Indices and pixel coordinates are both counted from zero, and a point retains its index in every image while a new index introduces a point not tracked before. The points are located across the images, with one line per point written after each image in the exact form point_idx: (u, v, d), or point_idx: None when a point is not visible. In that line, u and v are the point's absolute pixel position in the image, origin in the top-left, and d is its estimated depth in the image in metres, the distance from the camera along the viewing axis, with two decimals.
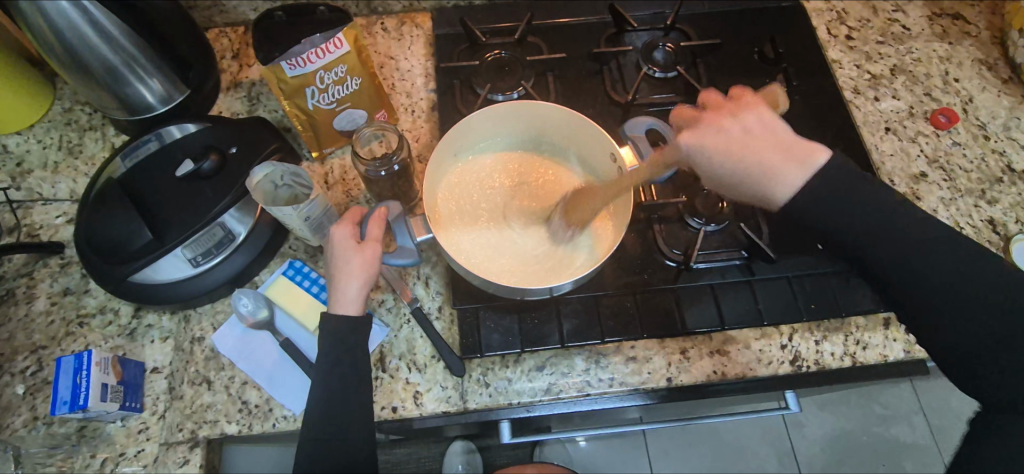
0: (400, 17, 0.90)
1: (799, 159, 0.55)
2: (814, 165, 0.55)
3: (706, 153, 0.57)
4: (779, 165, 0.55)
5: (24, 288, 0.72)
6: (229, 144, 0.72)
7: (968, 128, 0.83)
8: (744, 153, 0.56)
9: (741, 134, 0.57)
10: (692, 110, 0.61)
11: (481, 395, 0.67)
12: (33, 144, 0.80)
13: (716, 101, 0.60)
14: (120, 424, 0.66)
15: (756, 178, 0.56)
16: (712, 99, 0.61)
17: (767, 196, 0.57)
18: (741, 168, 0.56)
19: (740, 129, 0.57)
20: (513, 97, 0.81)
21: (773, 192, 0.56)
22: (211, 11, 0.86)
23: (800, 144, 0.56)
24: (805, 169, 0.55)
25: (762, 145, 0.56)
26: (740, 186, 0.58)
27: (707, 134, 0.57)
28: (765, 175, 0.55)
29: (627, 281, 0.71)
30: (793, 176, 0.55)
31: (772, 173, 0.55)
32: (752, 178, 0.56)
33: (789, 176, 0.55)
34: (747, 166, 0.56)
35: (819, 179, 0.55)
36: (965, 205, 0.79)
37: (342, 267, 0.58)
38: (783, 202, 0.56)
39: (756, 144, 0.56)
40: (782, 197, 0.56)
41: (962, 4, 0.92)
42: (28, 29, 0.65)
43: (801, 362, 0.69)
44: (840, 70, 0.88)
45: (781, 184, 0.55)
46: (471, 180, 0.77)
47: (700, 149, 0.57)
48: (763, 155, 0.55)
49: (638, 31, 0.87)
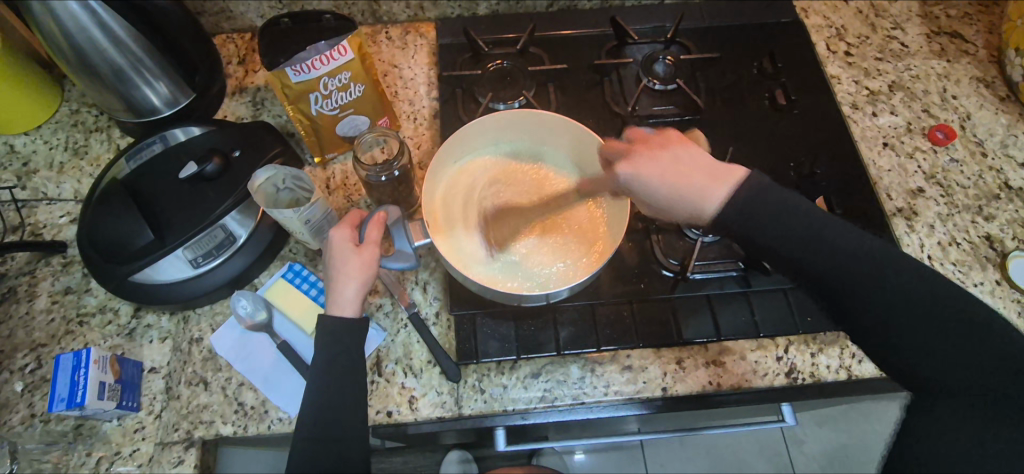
0: (405, 26, 0.91)
1: (716, 177, 0.56)
2: (735, 181, 0.56)
3: (643, 178, 0.58)
4: (704, 184, 0.56)
5: (26, 286, 0.73)
6: (233, 147, 0.73)
7: (966, 144, 0.84)
8: (678, 177, 0.56)
9: (669, 161, 0.58)
10: (622, 143, 0.63)
11: (476, 401, 0.67)
12: (40, 145, 0.81)
13: (642, 134, 0.62)
14: (116, 423, 0.66)
15: (677, 200, 0.56)
16: (640, 134, 0.62)
17: (695, 214, 0.56)
18: (666, 190, 0.57)
19: (672, 156, 0.58)
20: (515, 106, 0.81)
21: (700, 206, 0.56)
22: (219, 18, 0.87)
23: (720, 165, 0.57)
24: (724, 186, 0.55)
25: (689, 168, 0.57)
26: (673, 209, 0.57)
27: (642, 163, 0.58)
28: (689, 196, 0.56)
29: (624, 290, 0.71)
30: (717, 194, 0.55)
31: (694, 191, 0.56)
32: (677, 197, 0.56)
33: (713, 194, 0.55)
34: (673, 188, 0.56)
35: (742, 193, 0.55)
36: (962, 221, 0.79)
37: (339, 270, 0.58)
38: (712, 217, 0.56)
39: (681, 167, 0.57)
40: (712, 212, 0.55)
41: (960, 23, 0.93)
42: (39, 30, 0.67)
43: (797, 375, 0.69)
44: (838, 86, 0.89)
45: (706, 199, 0.55)
46: (470, 184, 0.77)
47: (633, 177, 0.58)
48: (688, 177, 0.56)
49: (639, 44, 0.88)
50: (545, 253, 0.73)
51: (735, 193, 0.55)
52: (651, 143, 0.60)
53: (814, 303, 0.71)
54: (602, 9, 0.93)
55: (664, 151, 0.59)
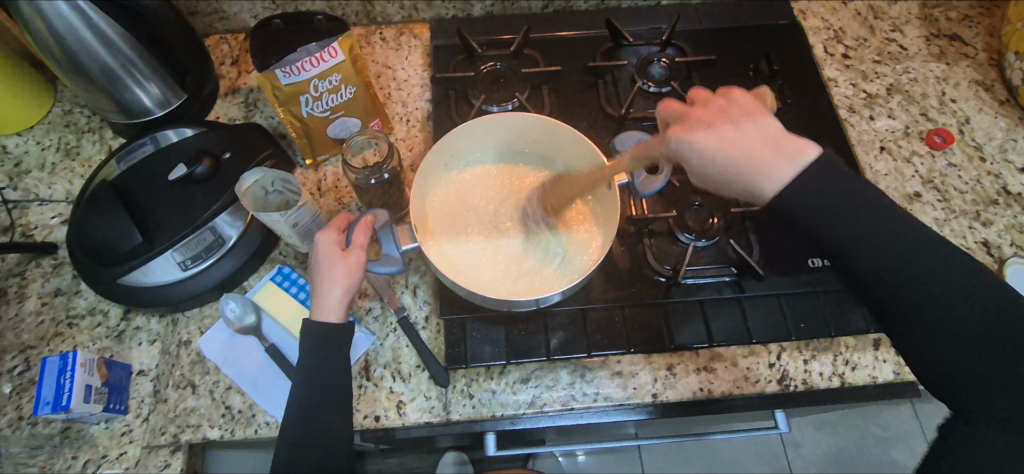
0: (399, 27, 0.91)
1: (791, 154, 0.54)
2: (804, 161, 0.54)
3: (701, 148, 0.56)
4: (770, 162, 0.54)
5: (16, 287, 0.73)
6: (223, 149, 0.72)
7: (964, 148, 0.83)
8: (746, 152, 0.55)
9: (733, 130, 0.56)
10: (677, 106, 0.61)
11: (464, 406, 0.67)
12: (32, 145, 0.81)
13: (703, 97, 0.60)
14: (104, 426, 0.66)
15: (740, 173, 0.55)
16: (698, 97, 0.61)
17: (750, 191, 0.56)
18: (731, 163, 0.56)
19: (731, 122, 0.57)
20: (508, 108, 0.81)
21: (761, 189, 0.55)
22: (213, 18, 0.87)
23: (786, 135, 0.55)
24: (792, 163, 0.54)
25: (753, 139, 0.55)
26: (726, 184, 0.57)
27: (698, 132, 0.57)
28: (755, 174, 0.55)
29: (616, 295, 0.70)
30: (781, 172, 0.54)
31: (758, 166, 0.55)
32: (737, 171, 0.55)
33: (778, 171, 0.54)
34: (731, 158, 0.55)
35: (809, 174, 0.54)
36: (959, 226, 0.78)
37: (325, 274, 0.58)
38: (770, 198, 0.55)
39: (747, 138, 0.56)
40: (770, 193, 0.55)
41: (960, 25, 0.92)
42: (28, 31, 0.66)
43: (789, 381, 0.69)
44: (835, 89, 0.88)
45: (769, 180, 0.54)
46: (465, 189, 0.77)
47: (690, 145, 0.57)
48: (754, 149, 0.55)
49: (634, 45, 0.87)
50: (539, 257, 0.72)
51: (797, 177, 0.54)
52: (740, 106, 0.58)
53: (807, 309, 0.71)
54: (597, 10, 0.92)
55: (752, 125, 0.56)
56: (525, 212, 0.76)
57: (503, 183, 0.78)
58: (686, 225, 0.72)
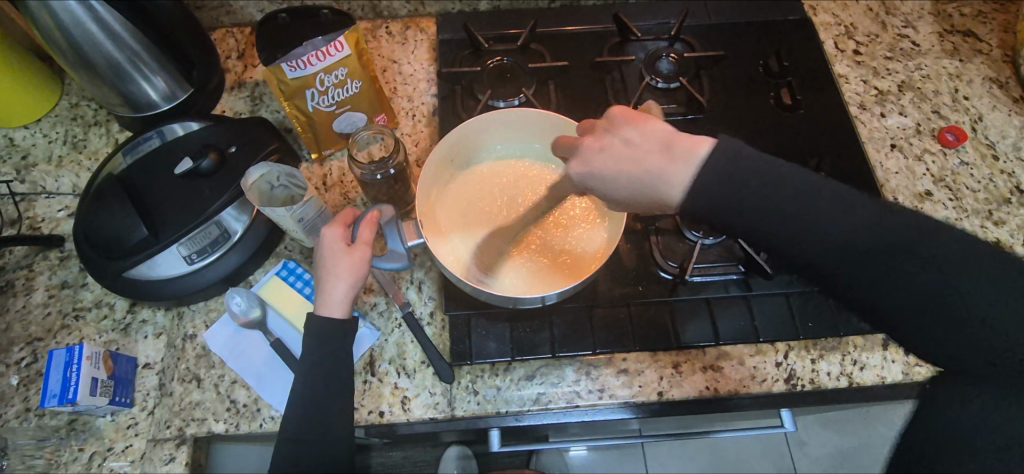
0: (405, 21, 0.90)
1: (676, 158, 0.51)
2: (693, 158, 0.50)
3: (599, 176, 0.54)
4: (663, 166, 0.51)
5: (23, 279, 0.73)
6: (229, 143, 0.72)
7: (977, 147, 0.82)
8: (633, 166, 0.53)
9: (623, 145, 0.53)
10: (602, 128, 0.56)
11: (469, 402, 0.66)
12: (39, 138, 0.81)
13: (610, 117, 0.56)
14: (110, 418, 0.66)
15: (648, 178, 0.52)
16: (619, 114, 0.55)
17: (659, 200, 0.52)
18: (633, 179, 0.52)
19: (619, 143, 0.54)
20: (514, 103, 0.80)
21: (661, 191, 0.51)
22: (219, 12, 0.86)
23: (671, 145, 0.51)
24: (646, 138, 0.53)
25: (649, 152, 0.52)
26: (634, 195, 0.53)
27: (592, 158, 0.55)
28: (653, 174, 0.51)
29: (621, 293, 0.70)
30: (674, 173, 0.50)
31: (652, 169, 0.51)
32: (638, 189, 0.52)
33: (671, 174, 0.50)
34: (634, 174, 0.52)
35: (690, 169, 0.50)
36: (971, 226, 0.77)
37: (330, 269, 0.58)
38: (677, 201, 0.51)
39: (638, 150, 0.52)
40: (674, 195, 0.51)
41: (974, 21, 0.90)
42: (35, 24, 0.66)
43: (796, 381, 0.68)
44: (846, 85, 0.87)
45: (665, 184, 0.51)
46: (469, 186, 0.77)
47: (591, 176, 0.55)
48: (646, 160, 0.52)
49: (642, 40, 0.86)
50: (546, 254, 0.72)
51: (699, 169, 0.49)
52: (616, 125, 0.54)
53: (815, 308, 0.70)
54: (605, 5, 0.91)
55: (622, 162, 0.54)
56: (532, 210, 0.75)
57: (510, 180, 0.77)
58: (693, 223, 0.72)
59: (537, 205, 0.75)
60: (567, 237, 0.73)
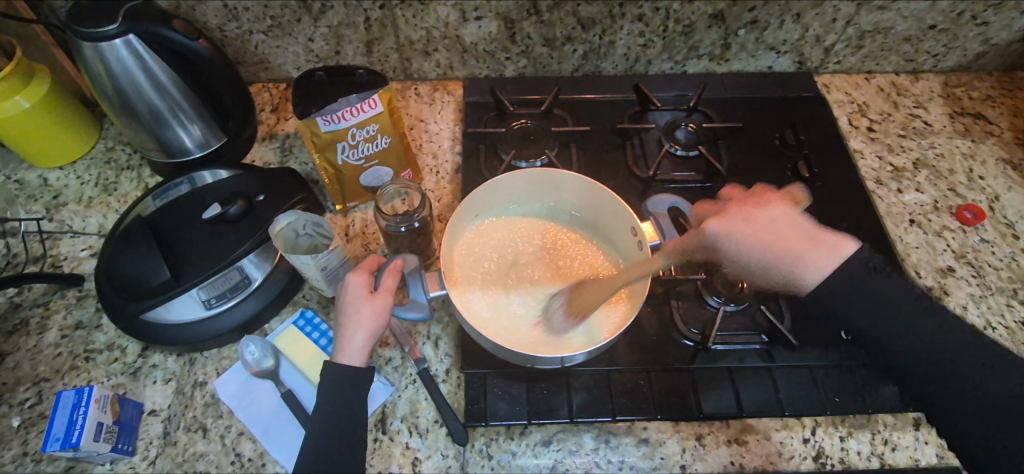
0: (434, 84, 0.95)
1: (828, 246, 0.69)
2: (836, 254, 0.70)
3: (734, 236, 0.66)
4: (806, 253, 0.66)
5: (38, 318, 0.72)
6: (257, 191, 0.74)
7: (996, 225, 0.82)
8: (773, 241, 0.65)
9: (755, 221, 0.67)
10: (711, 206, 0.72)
11: (483, 467, 0.64)
12: (72, 179, 0.83)
13: (733, 196, 0.73)
14: (108, 467, 0.63)
15: (791, 272, 0.66)
16: (717, 201, 0.73)
17: (796, 284, 0.68)
18: (763, 252, 0.65)
19: (767, 224, 0.67)
20: (536, 164, 0.82)
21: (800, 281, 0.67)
22: (258, 68, 0.91)
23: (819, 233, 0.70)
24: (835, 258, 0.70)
25: (787, 234, 0.66)
26: (769, 273, 0.67)
27: (734, 222, 0.67)
28: (812, 267, 0.67)
29: (642, 358, 0.69)
30: (816, 263, 0.67)
31: (792, 258, 0.65)
32: (770, 256, 0.65)
33: (812, 263, 0.67)
34: (774, 254, 0.65)
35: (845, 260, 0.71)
36: (996, 304, 0.76)
37: (351, 316, 0.57)
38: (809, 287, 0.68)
39: (765, 230, 0.66)
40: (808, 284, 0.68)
41: (983, 104, 0.94)
42: (87, 73, 0.70)
43: (825, 460, 0.65)
44: (861, 161, 0.89)
45: (809, 272, 0.67)
46: (494, 237, 0.77)
47: (727, 235, 0.66)
48: (789, 242, 0.65)
49: (662, 110, 0.90)
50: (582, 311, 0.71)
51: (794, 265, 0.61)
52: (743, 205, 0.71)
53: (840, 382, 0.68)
54: (626, 76, 0.95)
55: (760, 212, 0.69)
56: (565, 269, 0.75)
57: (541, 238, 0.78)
58: (714, 288, 0.71)
59: (568, 267, 0.76)
60: (606, 298, 0.72)
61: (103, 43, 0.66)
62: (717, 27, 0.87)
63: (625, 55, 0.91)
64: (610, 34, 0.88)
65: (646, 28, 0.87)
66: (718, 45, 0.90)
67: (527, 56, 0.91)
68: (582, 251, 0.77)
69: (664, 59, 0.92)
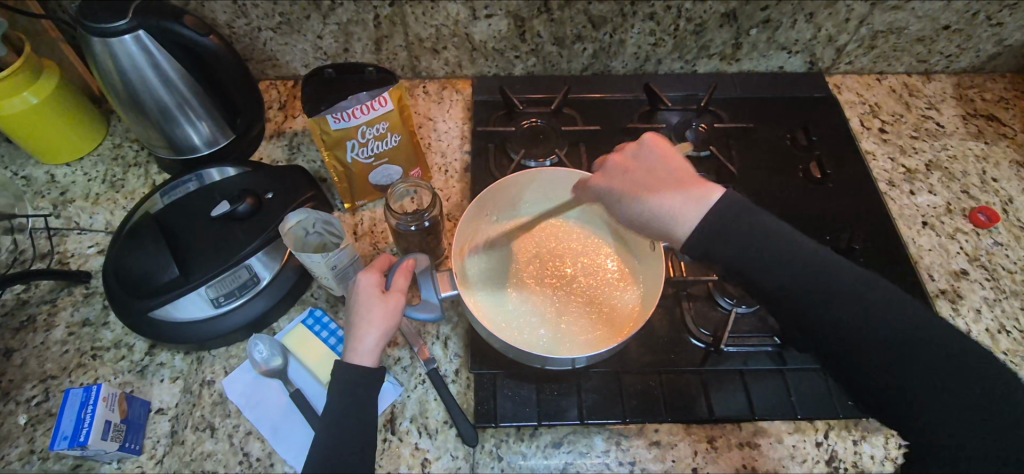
0: (442, 82, 0.94)
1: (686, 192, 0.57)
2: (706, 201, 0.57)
3: (609, 188, 0.63)
4: (678, 207, 0.57)
5: (45, 315, 0.72)
6: (266, 189, 0.74)
7: (1010, 228, 0.82)
8: (634, 182, 0.61)
9: (640, 171, 0.61)
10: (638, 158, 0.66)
11: (492, 469, 0.63)
12: (79, 176, 0.83)
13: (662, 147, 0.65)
14: (116, 466, 0.63)
15: (670, 230, 0.58)
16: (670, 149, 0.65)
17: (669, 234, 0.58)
18: (640, 204, 0.60)
19: (639, 173, 0.61)
20: (546, 164, 0.82)
21: (672, 228, 0.57)
22: (266, 65, 0.90)
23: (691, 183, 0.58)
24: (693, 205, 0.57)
25: (637, 181, 0.61)
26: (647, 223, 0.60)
27: (613, 174, 0.63)
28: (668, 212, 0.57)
29: (653, 360, 0.68)
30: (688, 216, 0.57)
31: (670, 209, 0.57)
32: (648, 210, 0.59)
33: (681, 213, 0.57)
34: (636, 200, 0.60)
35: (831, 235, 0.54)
36: (1010, 307, 0.75)
37: (362, 316, 0.57)
38: (686, 240, 0.57)
39: (639, 176, 0.61)
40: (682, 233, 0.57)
41: (996, 106, 0.93)
42: (96, 69, 0.70)
43: (838, 464, 0.64)
44: (873, 162, 0.88)
45: (678, 221, 0.57)
46: (503, 238, 0.77)
47: (605, 186, 0.63)
48: (658, 191, 0.59)
49: (673, 109, 0.89)
50: (588, 314, 0.71)
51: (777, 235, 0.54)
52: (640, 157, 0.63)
53: None
54: (635, 75, 0.94)
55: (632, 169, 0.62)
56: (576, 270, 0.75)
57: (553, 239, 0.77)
58: (726, 289, 0.70)
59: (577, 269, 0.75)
60: (615, 300, 0.72)
61: (112, 39, 0.65)
62: (729, 27, 0.87)
63: (636, 54, 0.91)
64: (620, 32, 0.87)
65: (657, 27, 0.86)
66: (729, 45, 0.90)
67: (536, 54, 0.90)
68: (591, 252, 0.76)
69: (675, 58, 0.92)
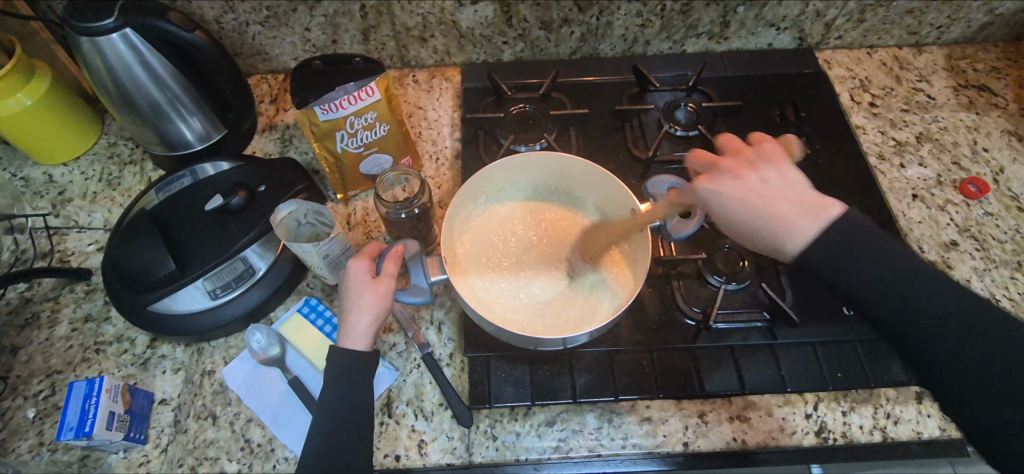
0: (431, 70, 0.94)
1: (817, 212, 0.58)
2: (827, 217, 0.58)
3: (722, 197, 0.60)
4: (794, 216, 0.58)
5: (48, 312, 0.74)
6: (258, 182, 0.75)
7: (1000, 198, 0.82)
8: (760, 205, 0.59)
9: (758, 183, 0.60)
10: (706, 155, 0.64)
11: (488, 448, 0.65)
12: (76, 175, 0.84)
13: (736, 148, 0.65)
14: (122, 455, 0.65)
15: (779, 230, 0.58)
16: (731, 144, 0.66)
17: (778, 247, 0.59)
18: (749, 213, 0.59)
19: (760, 195, 0.59)
20: (536, 148, 0.82)
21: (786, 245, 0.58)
22: (255, 60, 0.91)
23: (819, 198, 0.59)
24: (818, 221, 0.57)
25: (779, 199, 0.59)
26: (752, 234, 0.60)
27: (724, 182, 0.61)
28: (782, 229, 0.58)
29: (644, 338, 0.69)
30: (807, 226, 0.57)
31: (786, 224, 0.58)
32: (764, 226, 0.59)
33: (803, 226, 0.57)
34: (762, 213, 0.59)
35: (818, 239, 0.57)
36: (1000, 276, 0.76)
37: (353, 301, 0.58)
38: (795, 254, 0.58)
39: (774, 194, 0.59)
40: (797, 249, 0.58)
41: (988, 76, 0.93)
42: (86, 68, 0.71)
43: (827, 434, 0.65)
44: (863, 136, 0.88)
45: (794, 236, 0.57)
46: (508, 220, 0.78)
47: (715, 193, 0.60)
48: (779, 208, 0.58)
49: (661, 90, 0.89)
50: (584, 295, 0.72)
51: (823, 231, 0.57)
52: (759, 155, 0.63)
53: (844, 358, 0.68)
54: (624, 57, 0.94)
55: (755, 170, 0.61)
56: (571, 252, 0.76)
57: (546, 223, 0.78)
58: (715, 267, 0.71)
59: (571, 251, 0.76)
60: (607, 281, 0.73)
61: (100, 37, 0.66)
62: (716, 5, 0.86)
63: (623, 36, 0.91)
64: (607, 14, 0.87)
65: (644, 8, 0.86)
66: (717, 23, 0.89)
67: (524, 39, 0.90)
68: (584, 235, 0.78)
69: (663, 39, 0.92)
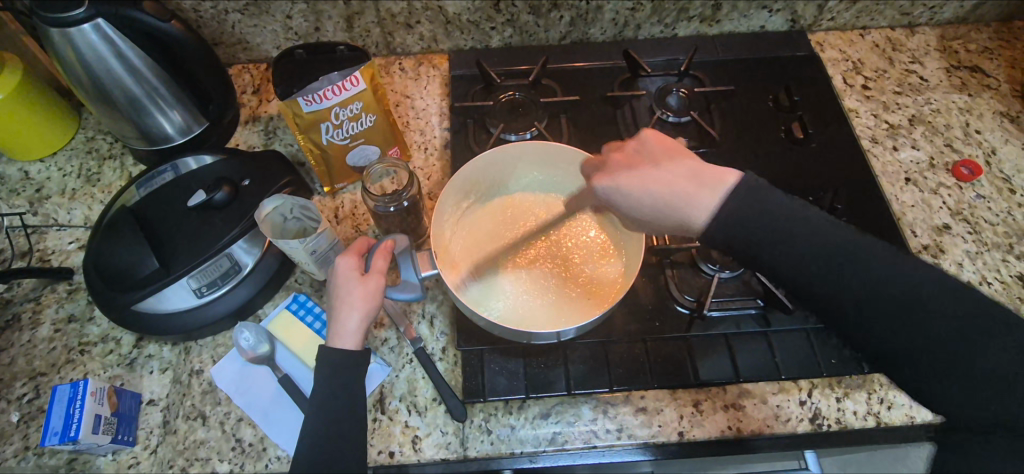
0: (418, 58, 0.92)
1: (713, 181, 0.57)
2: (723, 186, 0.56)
3: (622, 190, 0.59)
4: (691, 191, 0.56)
5: (30, 313, 0.72)
6: (242, 176, 0.72)
7: (992, 181, 0.81)
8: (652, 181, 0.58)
9: (648, 168, 0.59)
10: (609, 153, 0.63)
11: (482, 442, 0.64)
12: (53, 171, 0.82)
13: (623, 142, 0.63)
14: (111, 458, 0.64)
15: (675, 212, 0.57)
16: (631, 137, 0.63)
17: (684, 224, 0.57)
18: (654, 198, 0.58)
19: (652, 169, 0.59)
20: (526, 137, 0.81)
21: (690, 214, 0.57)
22: (236, 49, 0.88)
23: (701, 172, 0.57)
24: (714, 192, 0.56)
25: (663, 175, 0.58)
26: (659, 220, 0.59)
27: (619, 175, 0.60)
28: (675, 203, 0.57)
29: (638, 328, 0.68)
30: (704, 200, 0.56)
31: (679, 200, 0.57)
32: (668, 207, 0.57)
33: (700, 199, 0.56)
34: (659, 194, 0.58)
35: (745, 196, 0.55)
36: (992, 259, 0.76)
37: (342, 298, 0.57)
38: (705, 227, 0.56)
39: (660, 174, 0.58)
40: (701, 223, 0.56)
41: (980, 57, 0.92)
42: (58, 61, 0.68)
43: (822, 421, 0.66)
44: (856, 119, 0.87)
45: (695, 208, 0.56)
46: (500, 214, 0.77)
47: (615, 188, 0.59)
48: (668, 187, 0.57)
49: (653, 76, 0.87)
50: (577, 287, 0.71)
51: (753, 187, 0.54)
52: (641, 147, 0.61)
53: (839, 344, 0.68)
54: (615, 42, 0.92)
55: (662, 166, 0.59)
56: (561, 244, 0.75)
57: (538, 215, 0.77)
58: (709, 256, 0.71)
59: (563, 243, 0.75)
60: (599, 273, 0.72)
61: (72, 28, 0.63)
62: None
63: (614, 20, 0.89)
64: None
65: None
66: (709, 6, 0.88)
67: (512, 25, 0.88)
68: (575, 226, 0.77)
69: (654, 22, 0.90)
